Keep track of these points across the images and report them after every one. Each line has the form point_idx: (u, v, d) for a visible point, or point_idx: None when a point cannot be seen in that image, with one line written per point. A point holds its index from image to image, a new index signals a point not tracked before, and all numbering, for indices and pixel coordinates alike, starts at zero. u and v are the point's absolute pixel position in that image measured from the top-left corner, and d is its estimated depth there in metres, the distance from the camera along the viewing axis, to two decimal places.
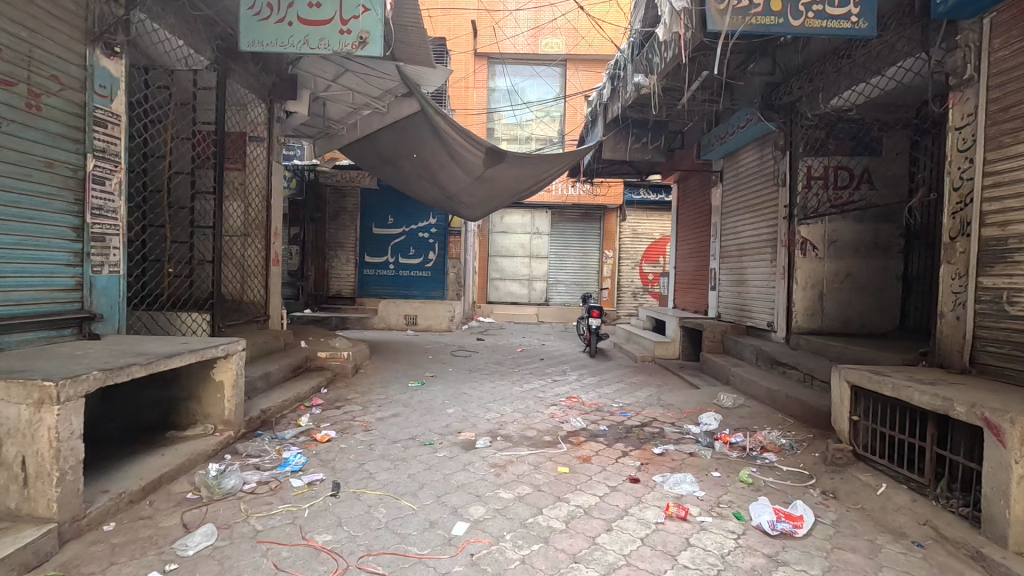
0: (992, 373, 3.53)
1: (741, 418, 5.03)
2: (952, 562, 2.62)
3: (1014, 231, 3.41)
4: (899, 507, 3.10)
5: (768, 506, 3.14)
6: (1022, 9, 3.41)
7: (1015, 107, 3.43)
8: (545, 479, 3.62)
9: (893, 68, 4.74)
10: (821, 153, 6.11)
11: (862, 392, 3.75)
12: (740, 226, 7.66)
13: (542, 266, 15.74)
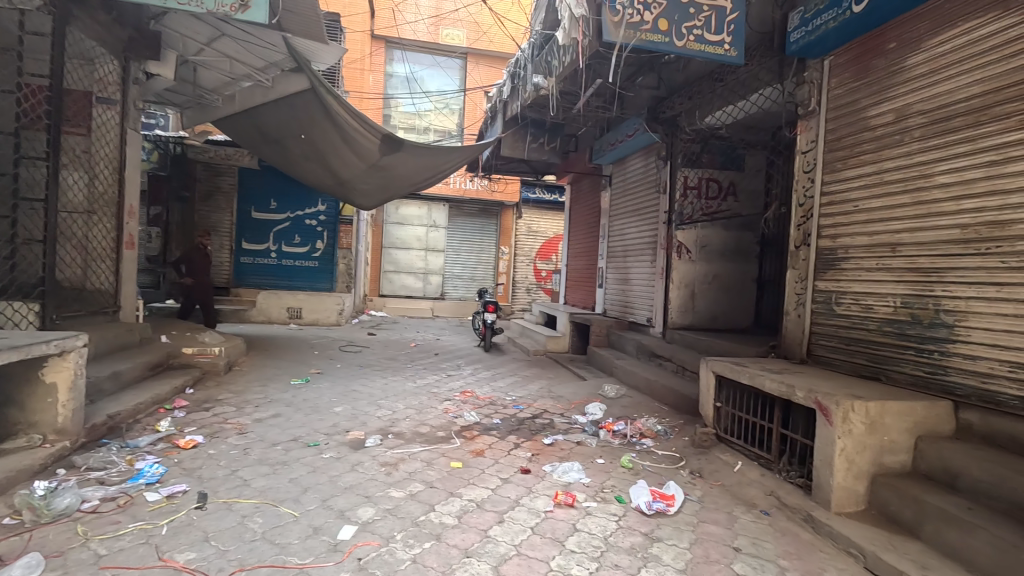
0: (823, 362, 4.16)
1: (623, 407, 5.40)
2: (791, 526, 3.05)
3: (842, 242, 4.05)
4: (752, 482, 3.54)
5: (645, 488, 3.39)
6: (853, 55, 4.02)
7: (845, 138, 4.07)
8: (438, 475, 3.57)
9: (755, 94, 5.41)
10: (697, 165, 6.76)
11: (724, 380, 4.22)
12: (625, 227, 8.22)
13: (439, 260, 15.54)
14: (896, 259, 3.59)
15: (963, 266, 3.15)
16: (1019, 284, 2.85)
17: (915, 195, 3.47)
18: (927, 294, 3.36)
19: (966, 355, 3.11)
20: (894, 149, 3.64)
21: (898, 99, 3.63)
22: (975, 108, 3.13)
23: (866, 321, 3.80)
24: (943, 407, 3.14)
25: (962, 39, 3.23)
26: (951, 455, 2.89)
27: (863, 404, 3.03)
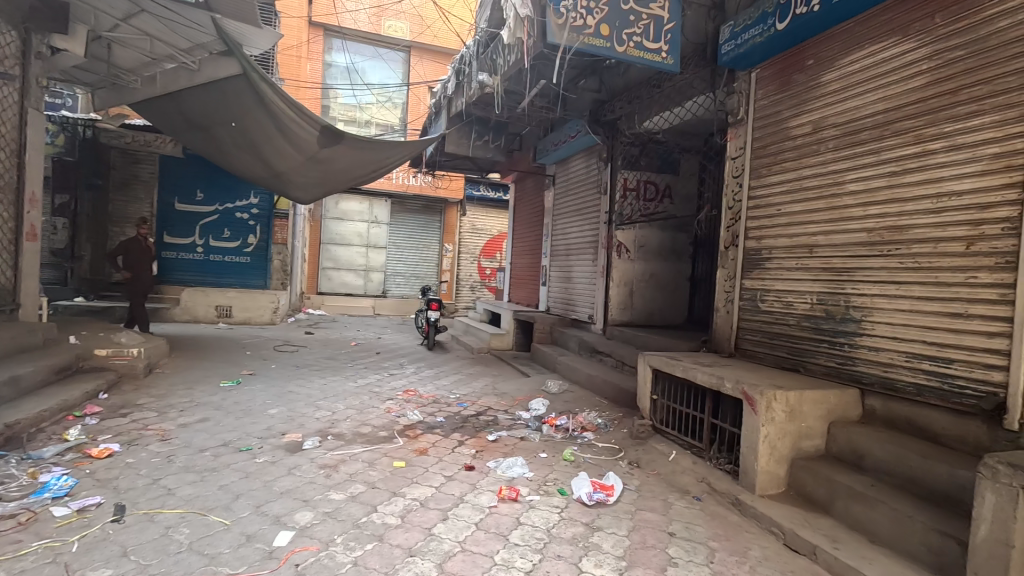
0: (749, 356, 4.45)
1: (566, 402, 5.52)
2: (720, 509, 3.24)
3: (766, 244, 4.35)
4: (685, 470, 3.73)
5: (587, 479, 3.49)
6: (777, 69, 4.31)
7: (769, 147, 4.36)
8: (380, 475, 3.50)
9: (689, 102, 5.66)
10: (636, 167, 7.00)
11: (660, 374, 4.41)
12: (568, 227, 8.39)
13: (380, 257, 15.17)
14: (812, 260, 3.90)
15: (869, 267, 3.47)
16: (914, 283, 3.19)
17: (829, 201, 3.78)
18: (839, 292, 3.68)
19: (871, 347, 3.43)
20: (812, 158, 3.95)
21: (815, 112, 3.94)
22: (879, 123, 3.45)
23: (787, 317, 4.11)
24: (851, 395, 3.45)
25: (869, 60, 3.55)
26: (858, 438, 3.19)
27: (784, 394, 3.27)
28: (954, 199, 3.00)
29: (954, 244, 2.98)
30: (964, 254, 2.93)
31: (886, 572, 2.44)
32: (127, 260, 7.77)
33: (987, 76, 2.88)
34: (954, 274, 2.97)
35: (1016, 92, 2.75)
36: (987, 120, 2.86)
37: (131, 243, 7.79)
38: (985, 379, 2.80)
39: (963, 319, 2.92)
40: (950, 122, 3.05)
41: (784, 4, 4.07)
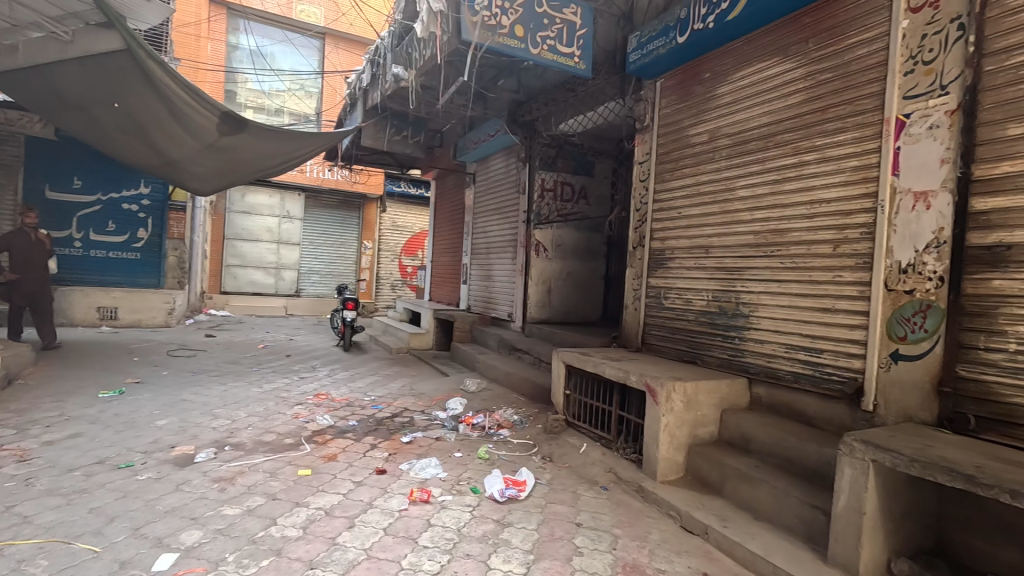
0: (654, 350, 4.72)
1: (483, 400, 5.54)
2: (624, 497, 3.40)
3: (669, 244, 4.62)
4: (595, 461, 3.87)
5: (500, 476, 3.52)
6: (679, 79, 4.58)
7: (672, 153, 4.64)
8: (283, 485, 3.31)
9: (601, 107, 5.88)
10: (553, 168, 7.16)
11: (572, 369, 4.55)
12: (488, 225, 8.42)
13: (293, 253, 14.37)
14: (709, 260, 4.20)
15: (755, 267, 3.79)
16: (792, 281, 3.52)
17: (723, 205, 4.09)
18: (730, 290, 3.99)
19: (757, 340, 3.76)
20: (708, 165, 4.25)
21: (711, 122, 4.24)
22: (764, 135, 3.78)
23: (687, 313, 4.39)
24: (740, 383, 3.75)
25: (756, 76, 3.87)
26: (745, 423, 3.47)
27: (682, 385, 3.50)
28: (824, 206, 3.35)
29: (824, 246, 3.34)
30: (832, 255, 3.29)
31: (765, 545, 2.68)
32: (16, 253, 6.74)
33: (850, 97, 3.24)
34: (823, 273, 3.33)
35: (872, 112, 3.12)
36: (849, 136, 3.22)
37: (16, 236, 6.74)
38: (847, 366, 3.16)
39: (831, 313, 3.27)
40: (821, 136, 3.40)
41: (684, 18, 4.32)
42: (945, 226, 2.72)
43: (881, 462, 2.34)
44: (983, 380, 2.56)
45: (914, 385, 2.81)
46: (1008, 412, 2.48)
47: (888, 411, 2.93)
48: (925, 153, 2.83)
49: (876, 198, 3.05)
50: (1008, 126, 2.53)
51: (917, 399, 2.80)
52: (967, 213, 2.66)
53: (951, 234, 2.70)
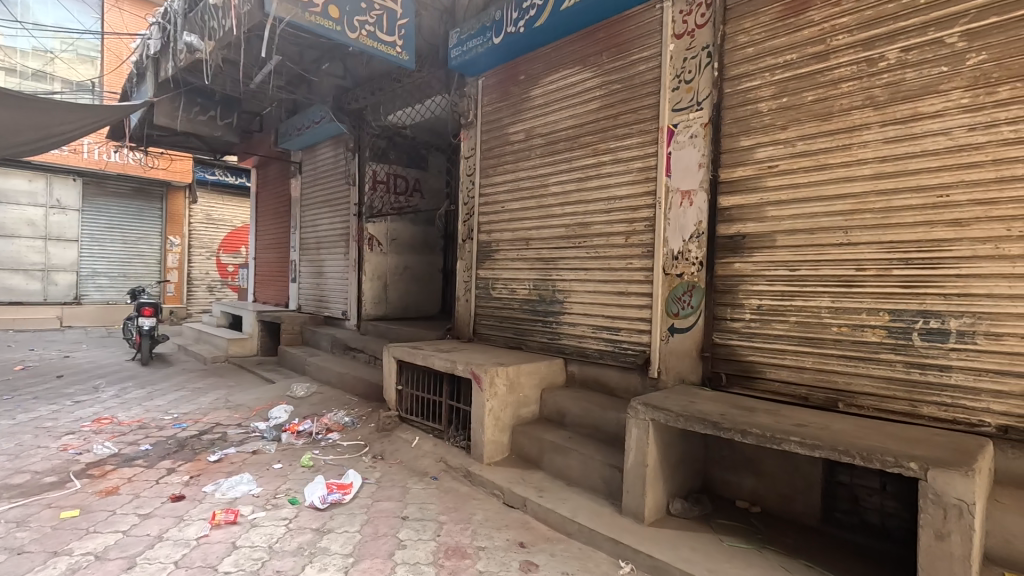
0: (484, 339, 4.90)
1: (311, 405, 5.19)
2: (453, 484, 3.48)
3: (494, 237, 4.83)
4: (426, 453, 3.89)
5: (322, 482, 3.33)
6: (498, 80, 4.80)
7: (494, 149, 4.84)
8: (35, 534, 2.69)
9: (428, 100, 5.99)
10: (384, 160, 6.97)
11: (404, 364, 4.50)
12: (317, 218, 7.87)
13: (69, 252, 11.77)
14: (529, 251, 4.48)
15: (567, 257, 4.16)
16: (596, 269, 3.94)
17: (539, 200, 4.40)
18: (548, 278, 4.32)
19: (571, 323, 4.13)
20: (525, 162, 4.53)
21: (528, 122, 4.51)
22: (571, 136, 4.14)
23: (511, 302, 4.64)
24: (558, 363, 4.08)
25: (562, 82, 4.22)
26: (561, 400, 3.79)
27: (504, 369, 3.68)
28: (618, 202, 3.80)
29: (619, 237, 3.79)
30: (625, 245, 3.75)
31: (574, 507, 2.96)
32: None
33: (634, 107, 3.72)
34: (619, 261, 3.78)
35: (649, 121, 3.62)
36: (635, 141, 3.71)
37: None
38: (639, 341, 3.64)
39: (626, 296, 3.73)
40: (614, 140, 3.84)
41: (498, 20, 4.52)
42: (702, 219, 3.29)
43: (659, 420, 2.73)
44: (730, 344, 3.16)
45: (685, 352, 3.36)
46: (746, 368, 3.09)
47: (668, 376, 3.45)
48: (687, 159, 3.39)
49: (655, 196, 3.56)
50: (741, 138, 3.14)
51: (687, 364, 3.35)
52: (717, 209, 3.24)
53: (707, 226, 3.27)
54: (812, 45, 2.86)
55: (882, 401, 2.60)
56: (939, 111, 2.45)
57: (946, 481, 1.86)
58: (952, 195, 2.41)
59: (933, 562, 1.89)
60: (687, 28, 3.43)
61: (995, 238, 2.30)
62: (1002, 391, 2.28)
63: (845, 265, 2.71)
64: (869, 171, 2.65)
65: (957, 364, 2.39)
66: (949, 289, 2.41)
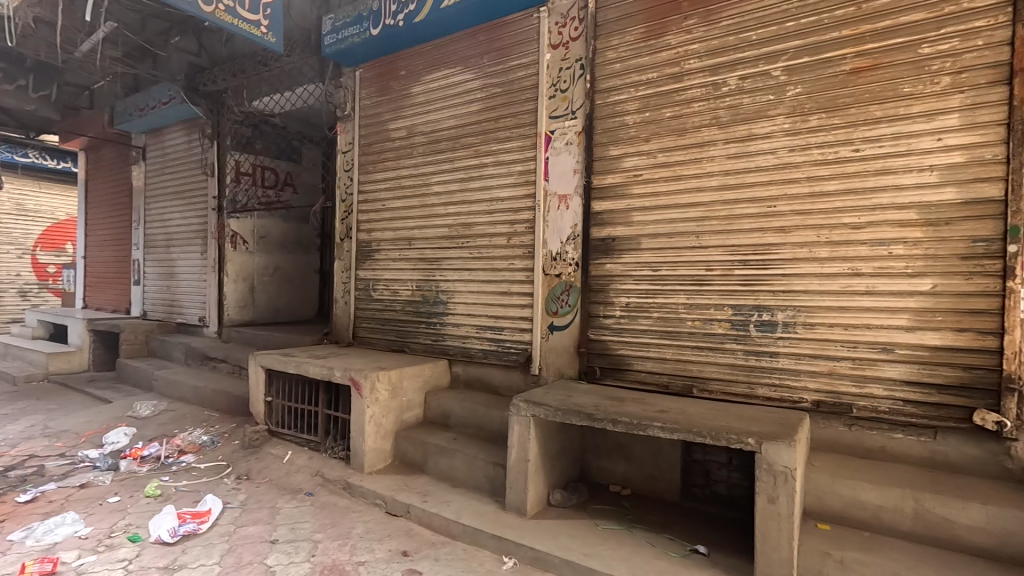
0: (365, 342, 4.69)
1: (160, 425, 4.55)
2: (331, 498, 3.27)
3: (375, 236, 4.64)
4: (299, 468, 3.61)
5: (172, 513, 2.92)
6: (377, 72, 4.63)
7: (373, 145, 4.65)
8: None
9: (299, 89, 5.65)
10: (249, 150, 6.32)
11: (273, 373, 4.13)
12: (166, 212, 6.91)
13: None
14: (411, 252, 4.38)
15: (450, 258, 4.13)
16: (479, 269, 3.96)
17: (421, 199, 4.31)
18: (431, 279, 4.25)
19: (454, 324, 4.11)
20: (407, 159, 4.41)
21: (408, 119, 4.40)
22: (454, 136, 4.12)
23: (394, 303, 4.49)
24: (442, 365, 4.04)
25: (442, 81, 4.19)
26: (445, 401, 3.76)
27: (386, 374, 3.55)
28: (500, 203, 3.86)
29: (501, 238, 3.85)
30: (507, 246, 3.82)
31: (458, 508, 2.94)
32: None
33: (514, 111, 3.81)
34: (501, 261, 3.85)
35: (528, 126, 3.73)
36: (515, 145, 3.80)
37: None
38: (521, 339, 3.74)
39: (508, 296, 3.81)
40: (495, 142, 3.89)
41: (376, 11, 4.33)
42: (577, 222, 3.48)
43: (539, 415, 2.82)
44: (603, 340, 3.37)
45: (563, 348, 3.52)
46: (616, 361, 3.33)
47: (548, 372, 3.59)
48: (563, 165, 3.56)
49: (535, 198, 3.67)
50: (611, 148, 3.37)
51: (565, 360, 3.52)
52: (590, 212, 3.44)
53: (582, 229, 3.46)
54: (669, 67, 3.16)
55: (728, 385, 2.95)
56: (767, 133, 2.85)
57: (775, 451, 2.17)
58: (778, 206, 2.81)
59: (766, 523, 2.18)
60: (562, 39, 3.60)
61: (809, 243, 2.73)
62: (815, 371, 2.72)
63: (698, 266, 3.04)
64: (716, 184, 2.99)
65: (783, 350, 2.80)
66: (776, 286, 2.82)
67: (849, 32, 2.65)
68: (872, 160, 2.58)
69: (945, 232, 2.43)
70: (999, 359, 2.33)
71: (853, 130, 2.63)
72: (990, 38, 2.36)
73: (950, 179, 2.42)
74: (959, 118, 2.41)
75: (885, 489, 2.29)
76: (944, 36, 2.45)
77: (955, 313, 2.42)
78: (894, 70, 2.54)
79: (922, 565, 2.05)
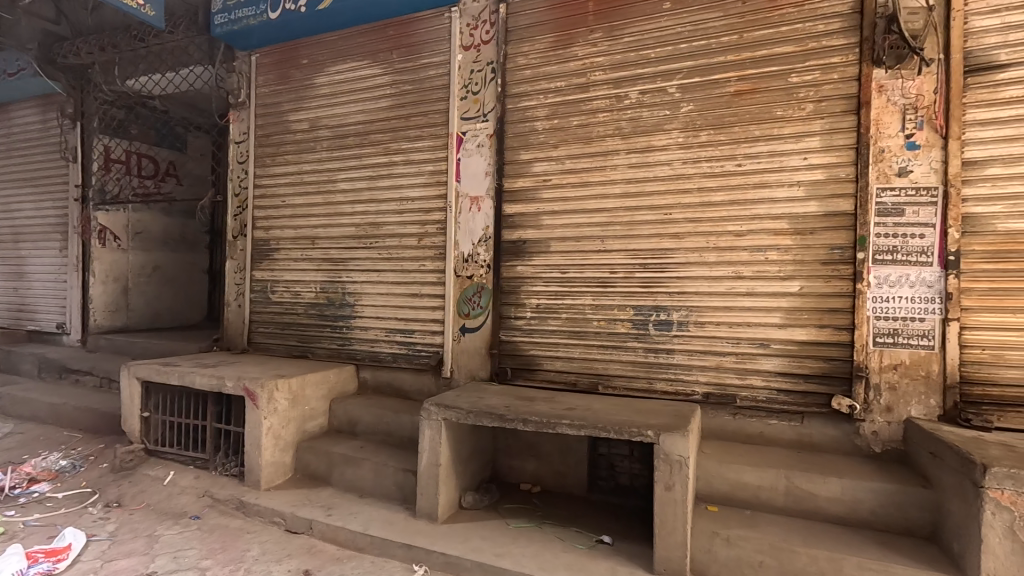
0: (262, 348, 4.35)
1: (4, 450, 3.88)
2: (221, 519, 2.98)
3: (273, 234, 4.32)
4: (184, 490, 3.26)
5: (19, 553, 2.49)
6: (277, 59, 4.33)
7: (271, 136, 4.34)
8: None
9: (185, 69, 5.00)
10: (122, 135, 5.63)
11: (152, 385, 3.70)
12: (12, 202, 5.91)
13: None
14: (315, 251, 4.14)
15: (357, 258, 3.96)
16: (388, 271, 3.84)
17: (325, 196, 4.09)
18: (336, 280, 4.04)
19: (362, 327, 3.94)
20: (310, 154, 4.16)
21: (311, 111, 4.16)
22: (361, 132, 3.96)
23: (295, 306, 4.21)
24: (348, 370, 3.86)
25: (349, 74, 4.01)
26: (352, 408, 3.59)
27: (285, 382, 3.32)
28: (410, 203, 3.77)
29: (411, 239, 3.77)
30: (417, 247, 3.74)
31: (366, 519, 2.83)
32: None
33: (424, 109, 3.74)
34: (411, 263, 3.76)
35: (439, 126, 3.69)
36: (426, 144, 3.73)
37: None
38: (431, 342, 3.68)
39: (419, 298, 3.73)
40: (405, 140, 3.80)
41: None
42: (488, 224, 3.50)
43: (450, 419, 2.79)
44: (514, 341, 3.42)
45: (475, 351, 3.53)
46: (527, 362, 3.39)
47: (460, 375, 3.58)
48: (474, 167, 3.56)
49: (446, 199, 3.64)
50: (521, 152, 3.43)
51: (477, 362, 3.52)
52: (501, 215, 3.47)
53: (493, 231, 3.48)
54: (576, 77, 3.29)
55: (630, 381, 3.12)
56: (664, 146, 3.06)
57: (672, 441, 2.33)
58: (673, 214, 3.03)
59: (664, 509, 2.33)
60: (474, 41, 3.60)
61: (699, 248, 2.97)
62: (705, 366, 2.96)
63: (603, 269, 3.19)
64: (618, 191, 3.16)
65: (678, 347, 3.02)
66: (671, 288, 3.03)
67: (733, 58, 2.92)
68: (752, 174, 2.87)
69: (809, 240, 2.77)
70: (851, 351, 2.69)
71: (736, 146, 2.90)
72: (842, 74, 2.73)
73: (814, 195, 2.76)
74: (820, 140, 2.75)
75: (762, 470, 2.55)
76: (808, 68, 2.78)
77: (817, 312, 2.76)
78: (769, 95, 2.85)
79: (792, 536, 2.31)
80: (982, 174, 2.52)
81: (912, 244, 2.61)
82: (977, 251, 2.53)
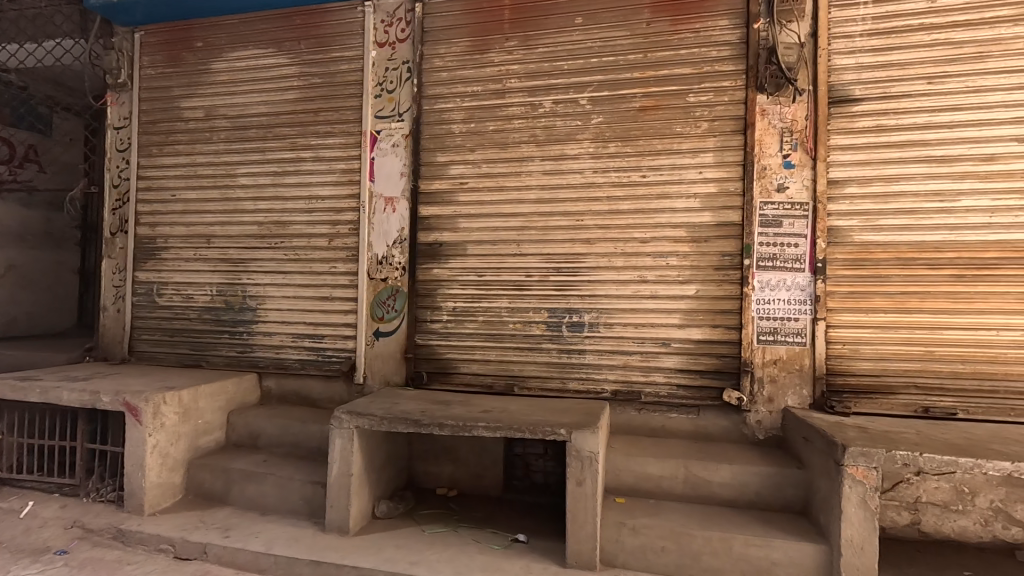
0: (146, 357, 3.93)
1: None
2: (95, 552, 2.64)
3: (161, 231, 3.91)
4: (46, 522, 2.85)
5: None
6: (165, 39, 3.93)
7: (159, 124, 3.93)
8: None
9: (50, 42, 4.61)
10: None
11: (4, 403, 3.18)
12: None
13: None
14: (210, 251, 3.80)
15: (259, 258, 3.70)
16: (295, 272, 3.63)
17: (223, 192, 3.78)
18: (236, 282, 3.75)
19: (265, 332, 3.69)
20: (204, 145, 3.83)
21: (206, 98, 3.83)
22: (265, 124, 3.71)
23: (186, 310, 3.85)
24: (249, 379, 3.59)
25: (251, 61, 3.74)
26: (253, 420, 3.34)
27: (174, 395, 3.02)
28: (320, 202, 3.60)
29: (320, 240, 3.59)
30: (327, 248, 3.57)
31: (269, 538, 2.64)
32: None
33: (335, 105, 3.59)
34: (320, 265, 3.58)
35: (352, 123, 3.55)
36: (337, 141, 3.58)
37: None
38: (342, 347, 3.53)
39: (329, 301, 3.56)
40: (314, 136, 3.62)
41: None
42: (404, 225, 3.43)
43: (363, 426, 2.69)
44: (430, 344, 3.38)
45: (389, 355, 3.44)
46: (443, 365, 3.36)
47: (374, 380, 3.47)
48: (389, 167, 3.47)
49: (358, 199, 3.51)
50: (437, 154, 3.40)
51: (392, 366, 3.43)
52: (417, 216, 3.42)
53: (409, 232, 3.42)
54: (492, 82, 3.32)
55: (544, 381, 3.21)
56: (576, 155, 3.19)
57: (583, 438, 2.43)
58: (584, 221, 3.16)
59: (577, 504, 2.42)
60: (389, 38, 3.52)
61: (609, 254, 3.13)
62: (614, 365, 3.12)
63: (519, 273, 3.25)
64: (533, 197, 3.24)
65: (589, 348, 3.15)
66: (583, 291, 3.16)
67: (638, 75, 3.12)
68: (655, 186, 3.08)
69: (704, 248, 3.02)
70: (741, 348, 2.97)
71: (641, 159, 3.10)
72: (732, 97, 3.01)
73: (708, 206, 3.01)
74: (713, 157, 3.01)
75: (664, 461, 2.74)
76: (703, 89, 3.04)
77: (712, 313, 3.01)
78: (670, 112, 3.07)
79: (690, 520, 2.50)
80: (842, 192, 2.90)
81: (788, 252, 2.94)
82: (839, 258, 2.90)
